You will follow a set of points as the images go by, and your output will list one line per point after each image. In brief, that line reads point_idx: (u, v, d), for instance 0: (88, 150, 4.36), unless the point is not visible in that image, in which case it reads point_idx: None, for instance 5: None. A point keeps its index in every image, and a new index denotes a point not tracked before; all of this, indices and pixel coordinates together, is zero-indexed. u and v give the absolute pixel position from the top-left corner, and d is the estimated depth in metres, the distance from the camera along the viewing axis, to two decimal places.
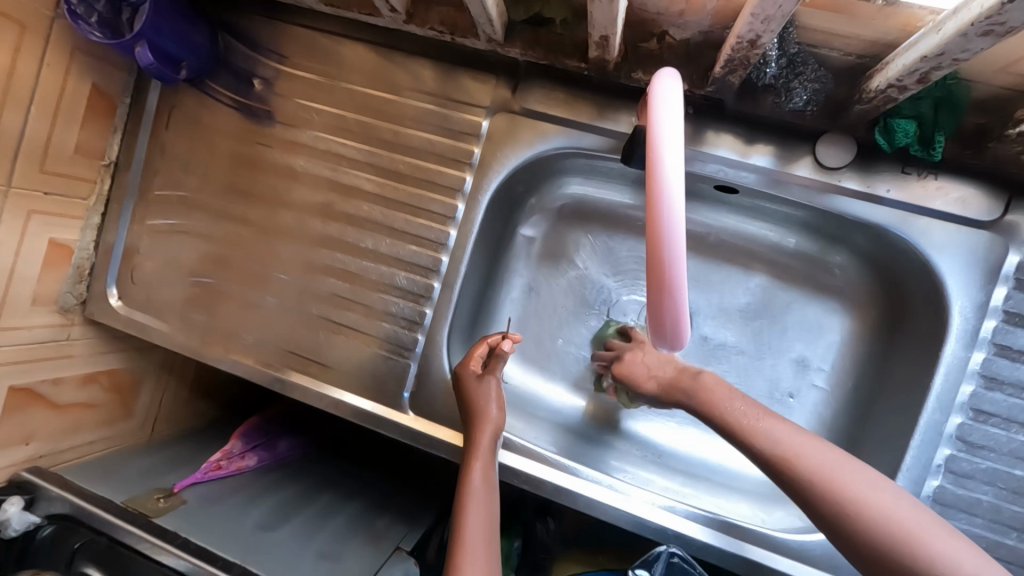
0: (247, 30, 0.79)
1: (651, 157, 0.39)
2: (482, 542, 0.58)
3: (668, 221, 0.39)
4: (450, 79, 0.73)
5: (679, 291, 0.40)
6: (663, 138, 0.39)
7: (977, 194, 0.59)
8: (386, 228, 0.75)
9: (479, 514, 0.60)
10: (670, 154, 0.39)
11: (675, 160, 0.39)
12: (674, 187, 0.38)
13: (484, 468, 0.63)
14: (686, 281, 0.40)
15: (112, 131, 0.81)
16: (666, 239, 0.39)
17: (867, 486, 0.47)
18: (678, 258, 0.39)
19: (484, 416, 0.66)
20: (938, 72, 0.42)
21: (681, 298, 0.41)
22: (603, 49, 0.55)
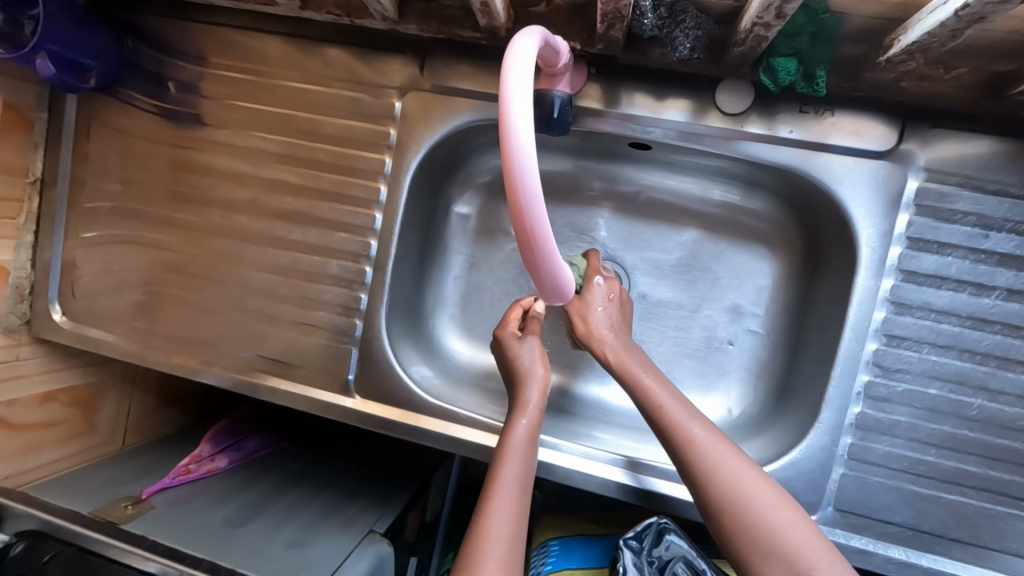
0: (155, 34, 0.79)
1: (502, 112, 0.40)
2: (517, 488, 0.58)
3: (522, 178, 0.40)
4: (359, 62, 0.73)
5: (546, 244, 0.44)
6: (511, 96, 0.39)
7: (872, 124, 0.60)
8: (313, 217, 0.75)
9: (519, 463, 0.60)
10: (518, 111, 0.39)
11: (527, 115, 0.40)
12: (524, 142, 0.39)
13: (529, 423, 0.64)
14: (552, 233, 0.43)
15: (33, 148, 0.81)
16: (524, 195, 0.41)
17: (745, 474, 0.52)
18: (537, 213, 0.41)
19: (530, 374, 0.67)
20: (789, 6, 0.43)
21: (552, 250, 0.44)
22: (487, 15, 0.56)
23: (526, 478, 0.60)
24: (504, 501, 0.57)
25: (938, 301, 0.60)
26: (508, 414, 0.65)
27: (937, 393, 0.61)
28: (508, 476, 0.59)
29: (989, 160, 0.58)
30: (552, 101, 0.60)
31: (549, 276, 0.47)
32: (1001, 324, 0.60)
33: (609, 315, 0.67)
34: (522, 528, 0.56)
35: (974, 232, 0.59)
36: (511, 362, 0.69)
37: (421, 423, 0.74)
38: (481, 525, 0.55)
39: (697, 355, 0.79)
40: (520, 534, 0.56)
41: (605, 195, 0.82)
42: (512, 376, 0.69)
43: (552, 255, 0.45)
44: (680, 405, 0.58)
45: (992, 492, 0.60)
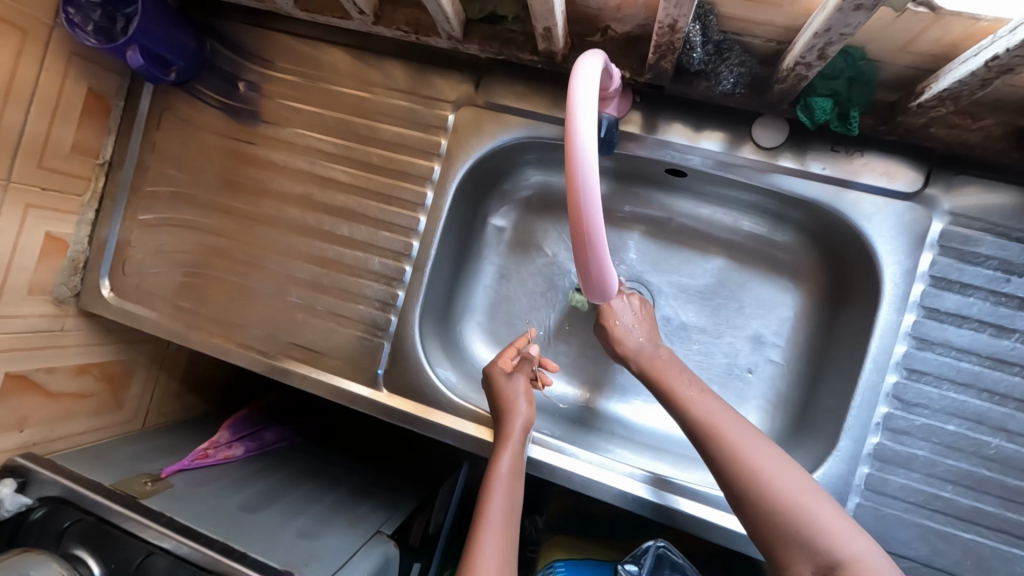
0: (232, 38, 0.85)
1: (570, 124, 0.43)
2: (501, 526, 0.61)
3: (583, 178, 0.43)
4: (419, 77, 0.78)
5: (599, 242, 0.47)
6: (579, 104, 0.43)
7: (899, 167, 0.64)
8: (360, 216, 0.80)
9: (502, 500, 0.63)
10: (584, 117, 0.43)
11: (591, 124, 0.44)
12: (588, 146, 0.43)
13: (513, 457, 0.66)
14: (606, 235, 0.46)
15: (106, 132, 0.87)
16: (584, 194, 0.44)
17: (767, 456, 0.54)
18: (596, 212, 0.44)
19: (517, 414, 0.68)
20: (832, 48, 0.47)
21: (603, 248, 0.47)
22: (548, 40, 0.61)
23: (512, 512, 0.63)
24: (491, 538, 0.59)
25: (959, 340, 0.62)
26: (494, 446, 0.67)
27: (956, 430, 0.62)
28: (494, 513, 0.62)
29: (1013, 209, 0.61)
30: (601, 121, 0.65)
31: (597, 276, 0.50)
32: (1020, 367, 0.61)
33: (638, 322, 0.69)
34: (510, 560, 0.59)
35: (996, 276, 0.62)
36: (497, 399, 0.71)
37: (444, 421, 0.76)
38: (470, 555, 0.58)
39: (718, 379, 0.81)
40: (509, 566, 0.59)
41: (636, 218, 0.86)
42: (497, 411, 0.71)
43: (602, 253, 0.47)
44: (708, 401, 0.60)
45: (1008, 535, 0.61)
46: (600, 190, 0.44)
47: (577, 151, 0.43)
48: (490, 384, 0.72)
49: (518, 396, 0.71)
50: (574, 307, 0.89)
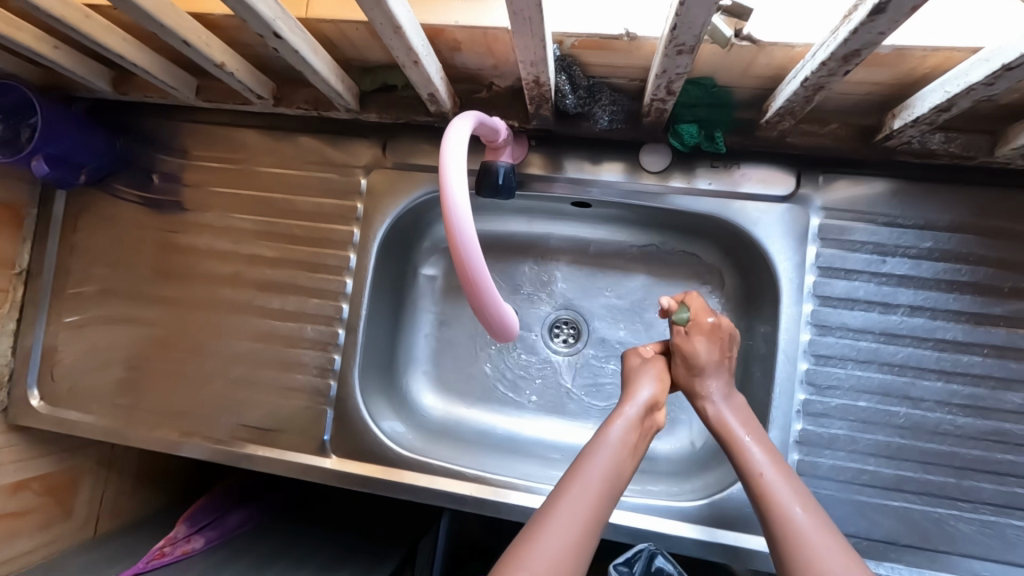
0: (141, 132, 0.87)
1: (442, 180, 0.47)
2: (602, 487, 0.53)
3: (457, 226, 0.47)
4: (328, 147, 0.82)
5: (484, 281, 0.49)
6: (448, 160, 0.47)
7: (773, 173, 0.70)
8: (289, 287, 0.81)
9: (606, 465, 0.54)
10: (454, 173, 0.47)
11: (462, 180, 0.47)
12: (459, 197, 0.46)
13: (631, 426, 0.58)
14: (490, 278, 0.49)
15: (21, 241, 0.87)
16: (460, 241, 0.47)
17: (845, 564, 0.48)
18: (474, 255, 0.47)
19: (646, 398, 0.60)
20: (676, 83, 0.53)
21: (491, 288, 0.50)
22: (436, 103, 0.65)
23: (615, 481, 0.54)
24: (590, 499, 0.51)
25: (853, 321, 0.68)
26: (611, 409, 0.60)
27: (867, 405, 0.67)
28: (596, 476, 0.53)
29: (875, 196, 0.68)
30: (498, 170, 0.68)
31: (494, 316, 0.53)
32: (910, 338, 0.66)
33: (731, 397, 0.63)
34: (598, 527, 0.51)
35: (873, 258, 0.68)
36: (629, 378, 0.64)
37: (397, 476, 0.76)
38: (562, 509, 0.50)
39: None
40: (594, 531, 0.51)
41: (560, 249, 0.91)
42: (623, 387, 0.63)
43: (490, 293, 0.50)
44: (790, 486, 0.54)
45: (933, 496, 0.64)
46: (476, 235, 0.47)
47: (449, 204, 0.47)
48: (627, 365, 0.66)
49: (646, 376, 0.63)
50: (514, 342, 0.91)
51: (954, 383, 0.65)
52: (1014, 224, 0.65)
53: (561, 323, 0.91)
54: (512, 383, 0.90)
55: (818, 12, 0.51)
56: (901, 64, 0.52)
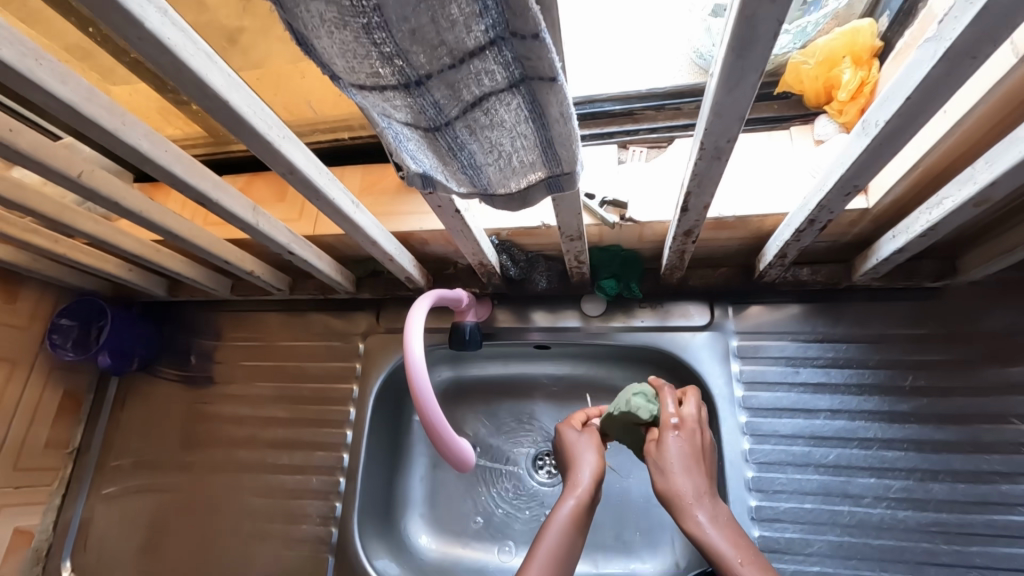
0: (184, 322, 1.07)
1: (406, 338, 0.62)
2: (567, 528, 0.62)
3: (415, 370, 0.60)
4: (333, 321, 1.00)
5: (434, 414, 0.59)
6: (411, 323, 0.62)
7: (691, 308, 0.85)
8: (299, 443, 0.94)
9: (566, 511, 0.64)
10: (415, 331, 0.62)
11: (421, 338, 0.62)
12: (416, 349, 0.61)
13: (576, 501, 0.65)
14: (443, 414, 0.60)
15: (77, 423, 1.02)
16: (417, 382, 0.59)
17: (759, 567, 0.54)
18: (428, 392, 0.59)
19: (589, 460, 0.69)
20: (582, 256, 0.71)
21: (444, 424, 0.60)
22: (412, 281, 0.84)
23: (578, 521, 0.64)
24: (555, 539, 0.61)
25: (783, 428, 0.77)
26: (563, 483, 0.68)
27: (814, 506, 0.73)
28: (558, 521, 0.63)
29: (777, 320, 0.82)
30: (464, 327, 0.84)
31: (450, 449, 0.61)
32: (837, 439, 0.75)
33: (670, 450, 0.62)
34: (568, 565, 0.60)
35: (788, 370, 0.79)
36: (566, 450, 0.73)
37: None
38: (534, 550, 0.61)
39: (639, 511, 0.90)
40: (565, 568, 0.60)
41: (535, 386, 1.03)
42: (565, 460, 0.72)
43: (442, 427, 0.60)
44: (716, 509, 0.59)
45: None
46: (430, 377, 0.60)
47: (409, 355, 0.60)
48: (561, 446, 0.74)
49: (585, 445, 0.71)
50: (502, 476, 0.99)
51: (887, 478, 0.72)
52: (896, 331, 0.77)
53: (543, 454, 1.00)
54: (503, 517, 0.96)
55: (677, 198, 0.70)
56: (746, 225, 0.69)
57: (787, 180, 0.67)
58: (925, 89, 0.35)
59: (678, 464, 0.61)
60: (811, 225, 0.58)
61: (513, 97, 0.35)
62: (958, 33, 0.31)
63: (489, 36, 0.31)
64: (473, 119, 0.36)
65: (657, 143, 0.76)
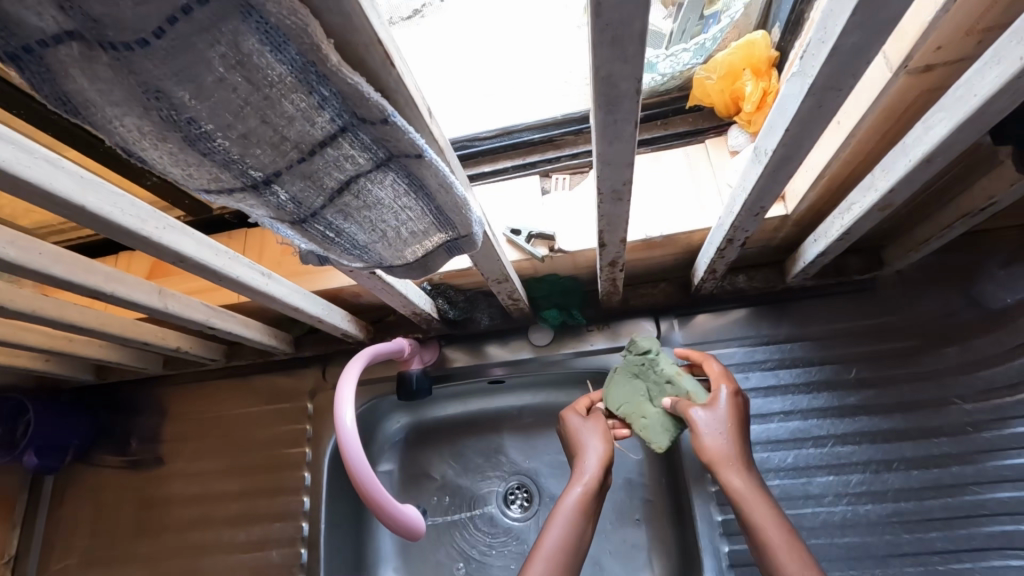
0: (119, 403, 1.01)
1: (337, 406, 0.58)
2: (567, 530, 0.59)
3: (346, 439, 0.57)
4: (277, 383, 0.96)
5: (371, 483, 0.56)
6: (342, 388, 0.59)
7: (638, 325, 0.84)
8: (254, 517, 0.89)
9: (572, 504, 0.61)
10: (347, 396, 0.59)
11: (353, 403, 0.59)
12: (348, 416, 0.58)
13: (581, 493, 0.62)
14: (381, 484, 0.57)
15: (11, 527, 0.96)
16: (350, 451, 0.56)
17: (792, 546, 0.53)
18: (361, 461, 0.56)
19: (591, 448, 0.66)
20: (516, 293, 0.69)
21: (383, 492, 0.57)
22: (349, 336, 0.80)
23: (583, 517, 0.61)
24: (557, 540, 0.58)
25: None
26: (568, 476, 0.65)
27: None
28: (561, 521, 0.60)
29: (723, 326, 0.81)
30: (410, 376, 0.82)
31: (394, 517, 0.58)
32: (793, 440, 0.75)
33: (716, 420, 0.61)
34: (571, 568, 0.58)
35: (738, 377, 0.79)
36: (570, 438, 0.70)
37: None
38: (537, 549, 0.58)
39: (613, 533, 0.88)
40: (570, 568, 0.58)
41: (496, 419, 1.01)
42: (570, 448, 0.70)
43: (382, 495, 0.57)
44: (747, 489, 0.57)
45: None
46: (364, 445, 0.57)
47: (340, 423, 0.57)
48: (568, 432, 0.71)
49: (586, 434, 0.68)
50: (473, 517, 0.96)
51: (844, 474, 0.72)
52: (835, 325, 0.78)
53: (516, 488, 0.97)
54: (479, 561, 0.93)
55: None
56: (675, 243, 0.69)
57: (706, 196, 0.67)
58: (800, 121, 0.35)
59: (732, 431, 0.60)
60: (730, 242, 0.58)
61: (384, 174, 0.33)
62: (818, 70, 0.31)
63: (335, 127, 0.29)
64: (345, 203, 0.34)
65: (580, 168, 0.75)
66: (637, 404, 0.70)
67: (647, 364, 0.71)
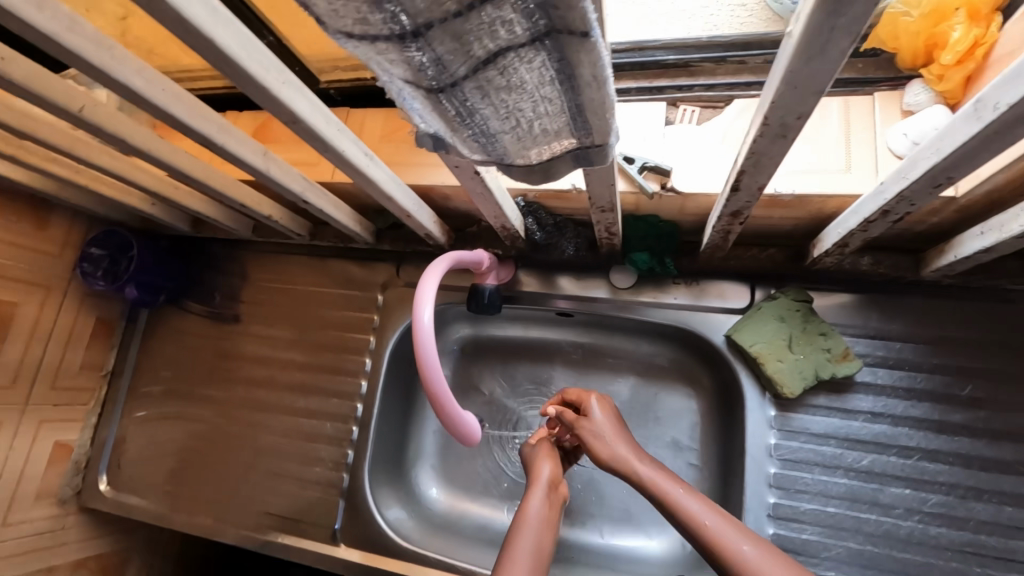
0: (209, 258, 1.07)
1: (418, 299, 0.58)
2: (534, 530, 0.62)
3: (421, 333, 0.57)
4: (353, 270, 0.98)
5: (436, 379, 0.57)
6: (426, 282, 0.59)
7: (728, 288, 0.78)
8: (316, 388, 0.95)
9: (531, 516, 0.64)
10: (429, 290, 0.59)
11: (434, 298, 0.59)
12: (427, 310, 0.57)
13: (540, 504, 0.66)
14: (447, 385, 0.57)
15: (110, 347, 1.06)
16: (422, 345, 0.57)
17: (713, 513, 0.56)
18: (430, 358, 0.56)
19: (547, 474, 0.70)
20: (613, 228, 0.65)
21: (445, 390, 0.58)
22: (429, 238, 0.79)
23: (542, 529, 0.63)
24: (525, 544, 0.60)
25: (816, 427, 0.71)
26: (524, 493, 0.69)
27: (837, 511, 0.68)
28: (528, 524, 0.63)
29: (828, 309, 0.74)
30: (483, 290, 0.80)
31: (453, 416, 0.60)
32: (874, 444, 0.69)
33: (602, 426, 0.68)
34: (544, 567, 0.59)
35: None
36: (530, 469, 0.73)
37: (394, 567, 0.83)
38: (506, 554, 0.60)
39: None
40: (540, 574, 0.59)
41: (553, 351, 1.00)
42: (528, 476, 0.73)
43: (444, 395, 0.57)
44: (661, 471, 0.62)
45: None
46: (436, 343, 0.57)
47: (420, 315, 0.57)
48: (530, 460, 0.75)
49: (540, 465, 0.72)
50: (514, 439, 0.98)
51: (924, 491, 0.67)
52: (961, 334, 0.69)
53: None
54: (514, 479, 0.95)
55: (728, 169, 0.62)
56: (805, 206, 0.61)
57: (857, 158, 0.58)
58: None
59: (614, 426, 0.68)
60: (884, 216, 0.50)
61: (535, 53, 0.29)
62: None
63: None
64: (486, 78, 0.30)
65: (713, 101, 0.67)
66: (777, 346, 0.71)
67: (802, 312, 0.72)
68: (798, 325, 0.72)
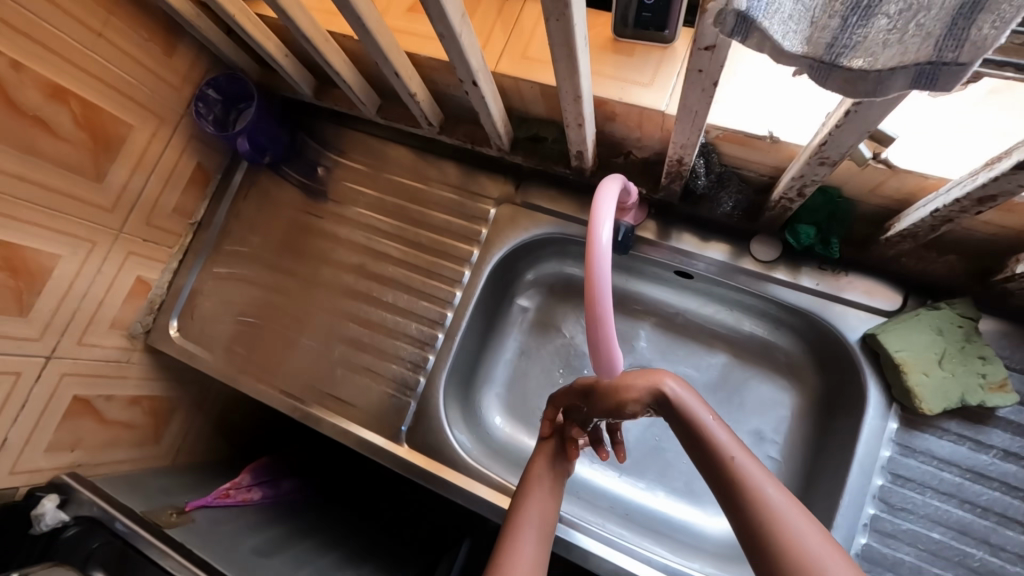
0: (317, 130, 1.02)
1: (596, 214, 0.54)
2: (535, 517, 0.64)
3: (599, 251, 0.52)
4: (468, 176, 0.93)
5: (604, 302, 0.53)
6: (602, 198, 0.55)
7: (879, 287, 0.72)
8: (405, 286, 0.92)
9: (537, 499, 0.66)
10: (608, 207, 0.54)
11: (612, 215, 0.54)
12: (607, 228, 0.53)
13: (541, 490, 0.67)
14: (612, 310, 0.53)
15: (202, 198, 1.03)
16: (597, 262, 0.52)
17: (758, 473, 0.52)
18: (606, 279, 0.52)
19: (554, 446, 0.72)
20: (807, 188, 0.59)
21: (607, 313, 0.53)
22: (580, 159, 0.74)
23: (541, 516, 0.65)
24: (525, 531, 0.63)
25: (940, 450, 0.67)
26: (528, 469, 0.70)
27: (941, 538, 0.65)
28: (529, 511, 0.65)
29: (987, 333, 0.68)
30: (619, 227, 0.77)
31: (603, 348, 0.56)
32: (1000, 483, 0.65)
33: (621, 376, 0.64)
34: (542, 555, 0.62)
35: None
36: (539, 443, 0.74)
37: (454, 478, 0.82)
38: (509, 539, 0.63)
39: None
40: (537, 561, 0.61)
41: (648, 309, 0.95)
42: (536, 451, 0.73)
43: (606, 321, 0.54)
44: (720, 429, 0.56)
45: None
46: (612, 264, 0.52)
47: (597, 230, 0.53)
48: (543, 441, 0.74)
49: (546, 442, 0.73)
50: None
51: None
52: None
53: None
54: None
55: (956, 153, 0.56)
56: None
57: None
58: None
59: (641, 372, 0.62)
60: None
61: None
62: None
63: None
64: None
65: None
66: (926, 357, 0.66)
67: (964, 331, 0.67)
68: (955, 343, 0.67)
